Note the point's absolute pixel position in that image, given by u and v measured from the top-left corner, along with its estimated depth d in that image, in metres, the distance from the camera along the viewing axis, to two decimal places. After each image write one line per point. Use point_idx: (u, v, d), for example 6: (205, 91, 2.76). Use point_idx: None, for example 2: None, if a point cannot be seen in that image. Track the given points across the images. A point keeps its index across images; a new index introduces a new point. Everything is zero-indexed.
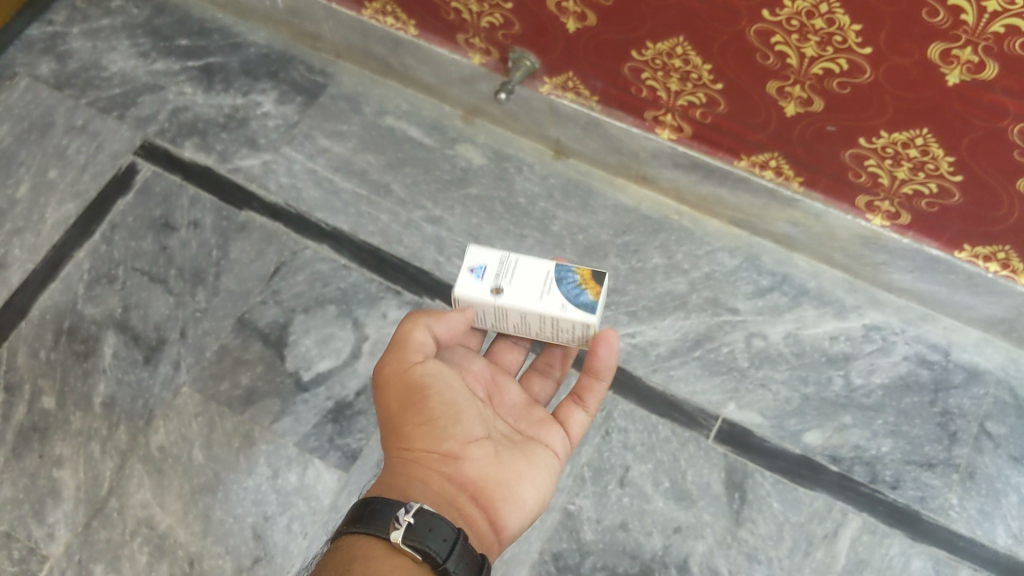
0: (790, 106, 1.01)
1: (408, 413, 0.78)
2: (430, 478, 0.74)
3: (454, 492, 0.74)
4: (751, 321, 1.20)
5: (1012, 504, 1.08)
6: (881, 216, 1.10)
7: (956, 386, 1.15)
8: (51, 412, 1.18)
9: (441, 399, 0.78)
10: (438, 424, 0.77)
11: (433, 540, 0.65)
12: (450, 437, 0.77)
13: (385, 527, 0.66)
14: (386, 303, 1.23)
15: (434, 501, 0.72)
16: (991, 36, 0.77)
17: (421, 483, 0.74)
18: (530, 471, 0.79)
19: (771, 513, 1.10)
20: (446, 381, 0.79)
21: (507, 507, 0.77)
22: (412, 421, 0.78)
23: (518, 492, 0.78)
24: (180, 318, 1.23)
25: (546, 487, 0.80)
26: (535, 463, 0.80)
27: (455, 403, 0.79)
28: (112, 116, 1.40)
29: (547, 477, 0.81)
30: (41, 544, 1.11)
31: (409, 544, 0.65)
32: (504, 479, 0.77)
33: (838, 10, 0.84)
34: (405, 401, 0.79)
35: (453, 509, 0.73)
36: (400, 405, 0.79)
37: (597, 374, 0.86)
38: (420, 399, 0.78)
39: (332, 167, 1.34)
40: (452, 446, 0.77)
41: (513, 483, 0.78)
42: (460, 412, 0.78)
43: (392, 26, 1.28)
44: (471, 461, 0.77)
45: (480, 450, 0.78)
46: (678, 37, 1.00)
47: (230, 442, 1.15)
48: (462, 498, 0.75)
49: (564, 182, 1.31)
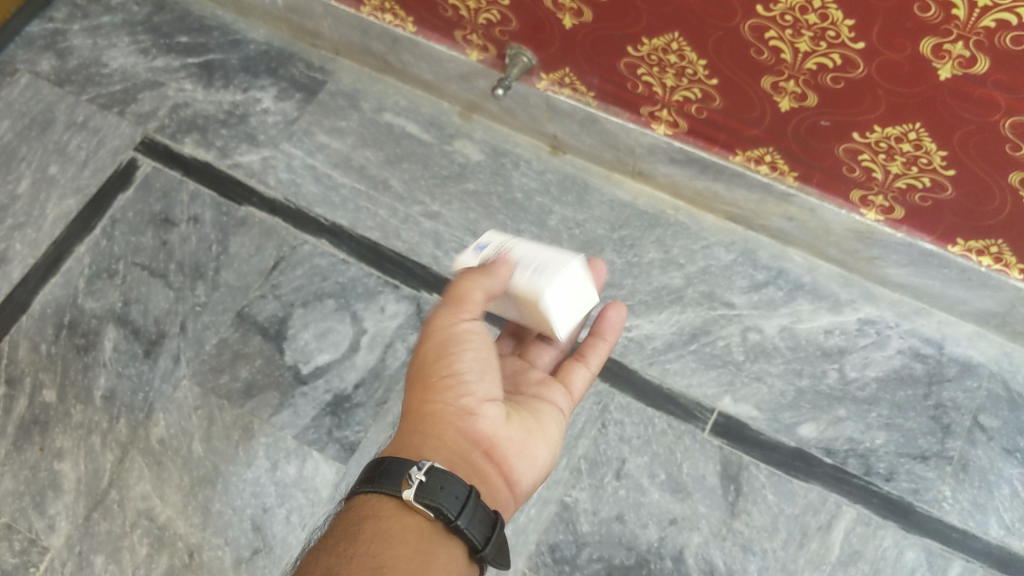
0: (784, 102, 1.02)
1: (435, 366, 0.75)
2: (446, 433, 0.72)
3: (467, 448, 0.72)
4: (746, 315, 1.21)
5: (1005, 496, 1.09)
6: (875, 211, 1.11)
7: (949, 379, 1.15)
8: (52, 406, 1.19)
9: (472, 355, 0.75)
10: (461, 379, 0.74)
11: (445, 498, 0.64)
12: (470, 393, 0.74)
13: (397, 485, 0.65)
14: (384, 297, 1.24)
15: (449, 458, 0.71)
16: (982, 31, 0.78)
17: (435, 438, 0.71)
18: (540, 431, 0.80)
19: (765, 505, 1.11)
20: (484, 340, 0.76)
21: (518, 465, 0.76)
22: (437, 374, 0.75)
23: (528, 451, 0.78)
24: (180, 312, 1.24)
25: (553, 447, 0.81)
26: (540, 423, 0.81)
27: (484, 360, 0.76)
28: (112, 113, 1.41)
29: (553, 439, 0.81)
30: (42, 535, 1.12)
31: (420, 502, 0.64)
32: (515, 437, 0.77)
33: (831, 5, 0.85)
34: (438, 354, 0.75)
35: (468, 466, 0.72)
36: (434, 357, 0.76)
37: (601, 334, 0.92)
38: (453, 354, 0.75)
39: (331, 162, 1.35)
40: (471, 402, 0.74)
41: (523, 442, 0.77)
42: (486, 371, 0.75)
43: (391, 23, 1.29)
44: (486, 419, 0.74)
45: (497, 407, 0.75)
46: (673, 32, 1.01)
47: (229, 435, 1.16)
48: (476, 454, 0.73)
49: (560, 178, 1.32)
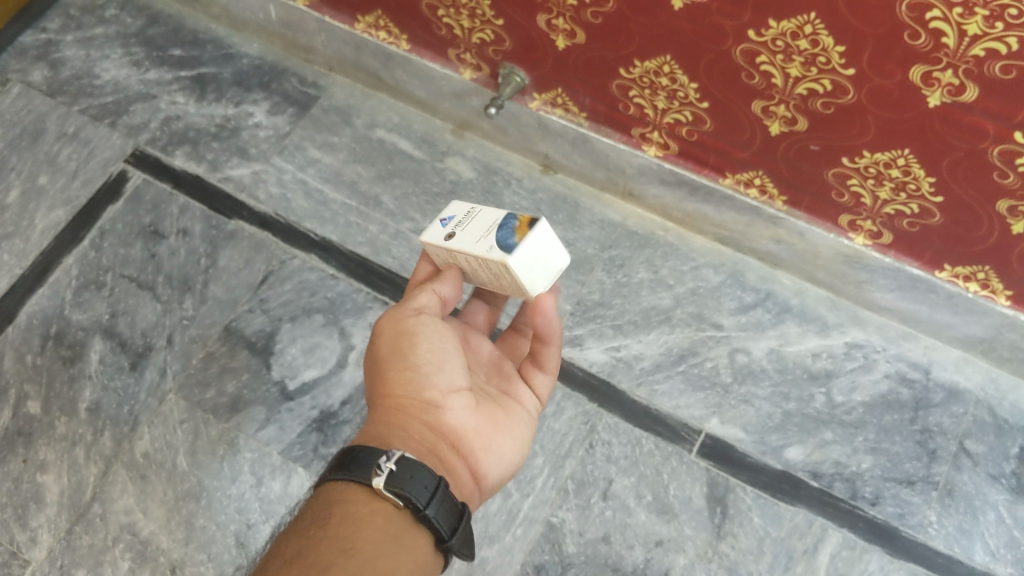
0: (774, 125, 1.03)
1: (393, 360, 0.76)
2: (412, 427, 0.73)
3: (435, 440, 0.74)
4: (734, 337, 1.22)
5: (990, 522, 1.09)
6: (863, 236, 1.12)
7: (935, 404, 1.16)
8: (36, 417, 1.18)
9: (429, 346, 0.76)
10: (421, 372, 0.75)
11: (414, 486, 0.65)
12: (433, 385, 0.75)
13: (364, 474, 0.66)
14: (372, 313, 1.24)
15: (416, 449, 0.72)
16: (971, 59, 0.79)
17: (402, 430, 0.72)
18: (507, 425, 0.80)
19: (752, 528, 1.11)
20: (438, 329, 0.76)
21: (486, 458, 0.77)
22: (396, 367, 0.75)
23: (495, 443, 0.78)
24: (167, 325, 1.24)
25: (520, 441, 0.81)
26: (509, 415, 0.81)
27: (441, 350, 0.76)
28: (103, 124, 1.41)
29: (521, 433, 0.81)
30: (23, 548, 1.11)
31: (389, 490, 0.65)
32: (483, 430, 0.78)
33: (822, 31, 0.85)
34: (394, 347, 0.76)
35: (434, 458, 0.73)
36: (389, 352, 0.76)
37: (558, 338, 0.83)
38: (408, 345, 0.75)
39: (322, 177, 1.35)
40: (434, 395, 0.75)
41: (491, 433, 0.78)
42: (445, 361, 0.76)
43: (384, 40, 1.30)
44: (451, 411, 0.75)
45: (463, 398, 0.76)
46: (665, 55, 1.02)
47: (214, 450, 1.15)
48: (443, 446, 0.74)
49: (552, 196, 1.32)
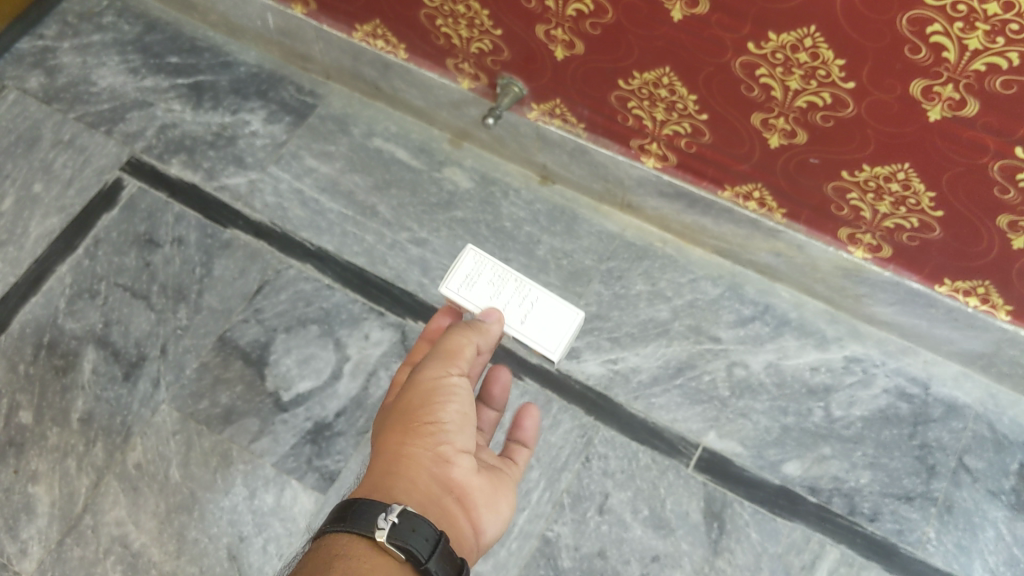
0: (774, 138, 1.02)
1: (417, 412, 0.76)
2: (419, 478, 0.72)
3: (441, 496, 0.73)
4: (732, 350, 1.21)
5: (989, 539, 1.08)
6: (863, 249, 1.11)
7: (934, 420, 1.15)
8: (28, 428, 1.17)
9: (456, 407, 0.77)
10: (442, 429, 0.76)
11: (416, 539, 0.65)
12: (447, 442, 0.75)
13: (367, 526, 0.65)
14: (368, 324, 1.23)
15: (420, 502, 0.71)
16: (971, 74, 0.78)
17: (410, 481, 0.72)
18: (503, 492, 0.80)
19: (749, 543, 1.10)
20: (467, 396, 0.79)
21: (482, 521, 0.76)
22: (417, 419, 0.76)
23: (493, 508, 0.78)
24: (161, 335, 1.22)
25: (510, 511, 0.81)
26: (503, 483, 0.81)
27: (465, 415, 0.77)
28: (99, 131, 1.40)
29: (512, 501, 0.81)
30: (13, 560, 1.10)
31: (391, 543, 0.64)
32: (482, 493, 0.77)
33: (821, 44, 0.85)
34: (424, 398, 0.77)
35: (436, 512, 0.71)
36: (416, 401, 0.77)
37: (523, 440, 0.91)
38: (437, 402, 0.77)
39: (319, 187, 1.34)
40: (446, 451, 0.75)
41: (490, 498, 0.78)
42: (464, 425, 0.77)
43: (382, 49, 1.29)
44: (459, 470, 0.75)
45: (469, 461, 0.77)
46: (663, 67, 1.01)
47: (207, 462, 1.14)
48: (446, 503, 0.73)
49: (549, 208, 1.32)
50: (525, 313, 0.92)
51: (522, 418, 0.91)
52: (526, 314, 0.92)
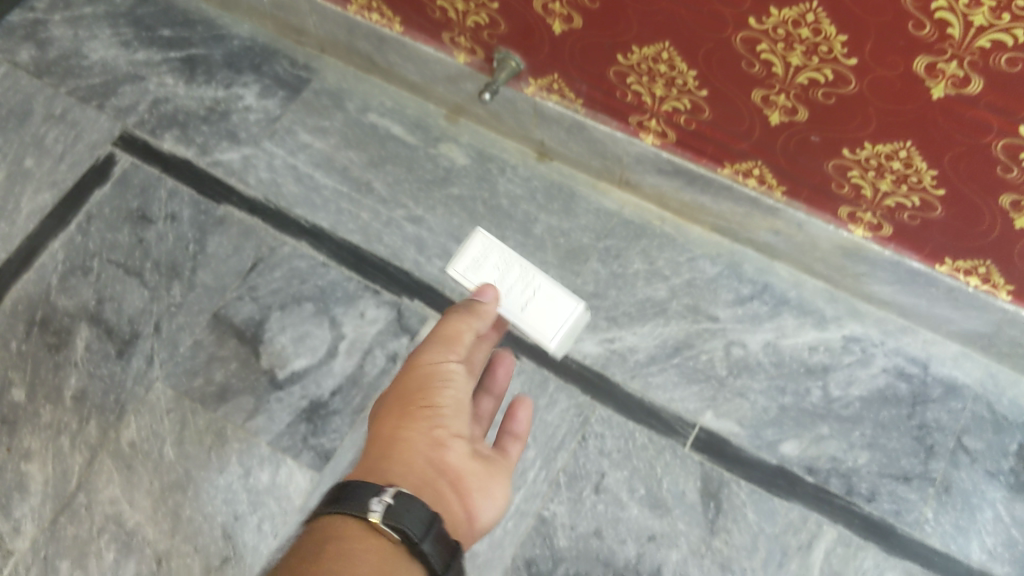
0: (774, 115, 1.00)
1: (414, 396, 0.76)
2: (414, 461, 0.71)
3: (434, 477, 0.72)
4: (729, 329, 1.20)
5: (988, 520, 1.08)
6: (863, 228, 1.10)
7: (933, 400, 1.14)
8: (20, 405, 1.16)
9: (452, 393, 0.77)
10: (438, 411, 0.75)
11: (410, 519, 0.64)
12: (442, 424, 0.74)
13: (360, 508, 0.64)
14: (364, 302, 1.22)
15: (414, 482, 0.69)
16: (976, 50, 0.77)
17: (404, 461, 0.71)
18: (503, 481, 0.78)
19: (746, 524, 1.09)
20: (465, 383, 0.78)
21: (481, 505, 0.74)
22: (413, 403, 0.75)
23: (492, 493, 0.76)
24: (154, 312, 1.21)
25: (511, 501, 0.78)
26: (503, 471, 0.79)
27: (461, 400, 0.77)
28: (91, 106, 1.39)
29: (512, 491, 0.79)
30: (6, 538, 1.09)
31: (385, 524, 0.63)
32: (481, 477, 0.75)
33: (824, 20, 0.83)
34: (420, 383, 0.76)
35: (432, 493, 0.70)
36: (414, 387, 0.77)
37: (517, 435, 0.84)
38: (433, 386, 0.76)
39: (313, 163, 1.33)
40: (442, 434, 0.74)
41: (489, 484, 0.76)
42: (461, 411, 0.77)
43: (377, 23, 1.27)
44: (455, 452, 0.74)
45: (467, 445, 0.75)
46: (663, 42, 0.99)
47: (201, 441, 1.14)
48: (442, 484, 0.72)
49: (547, 185, 1.30)
50: (527, 302, 0.92)
51: (516, 411, 0.85)
52: (527, 303, 0.92)
